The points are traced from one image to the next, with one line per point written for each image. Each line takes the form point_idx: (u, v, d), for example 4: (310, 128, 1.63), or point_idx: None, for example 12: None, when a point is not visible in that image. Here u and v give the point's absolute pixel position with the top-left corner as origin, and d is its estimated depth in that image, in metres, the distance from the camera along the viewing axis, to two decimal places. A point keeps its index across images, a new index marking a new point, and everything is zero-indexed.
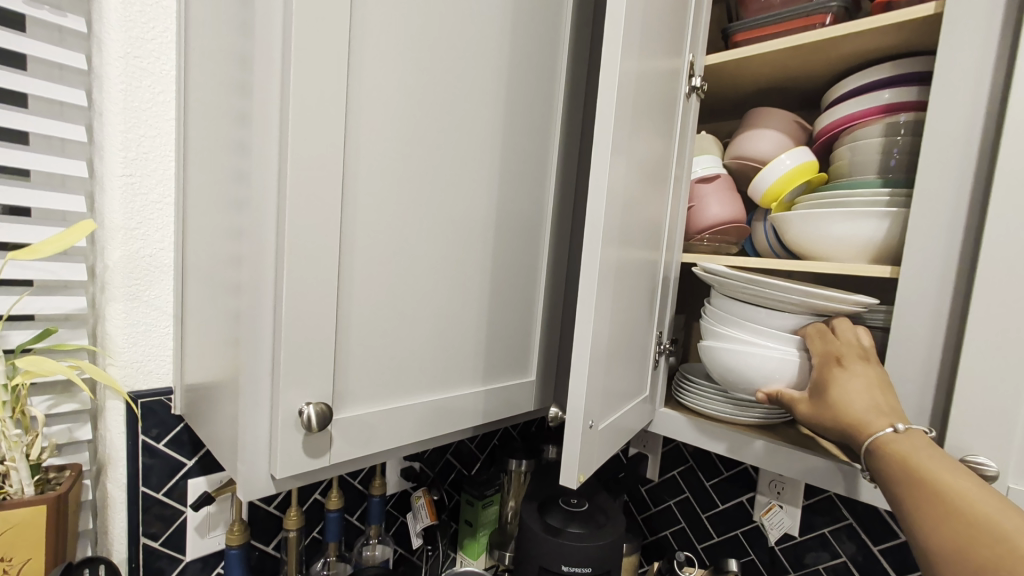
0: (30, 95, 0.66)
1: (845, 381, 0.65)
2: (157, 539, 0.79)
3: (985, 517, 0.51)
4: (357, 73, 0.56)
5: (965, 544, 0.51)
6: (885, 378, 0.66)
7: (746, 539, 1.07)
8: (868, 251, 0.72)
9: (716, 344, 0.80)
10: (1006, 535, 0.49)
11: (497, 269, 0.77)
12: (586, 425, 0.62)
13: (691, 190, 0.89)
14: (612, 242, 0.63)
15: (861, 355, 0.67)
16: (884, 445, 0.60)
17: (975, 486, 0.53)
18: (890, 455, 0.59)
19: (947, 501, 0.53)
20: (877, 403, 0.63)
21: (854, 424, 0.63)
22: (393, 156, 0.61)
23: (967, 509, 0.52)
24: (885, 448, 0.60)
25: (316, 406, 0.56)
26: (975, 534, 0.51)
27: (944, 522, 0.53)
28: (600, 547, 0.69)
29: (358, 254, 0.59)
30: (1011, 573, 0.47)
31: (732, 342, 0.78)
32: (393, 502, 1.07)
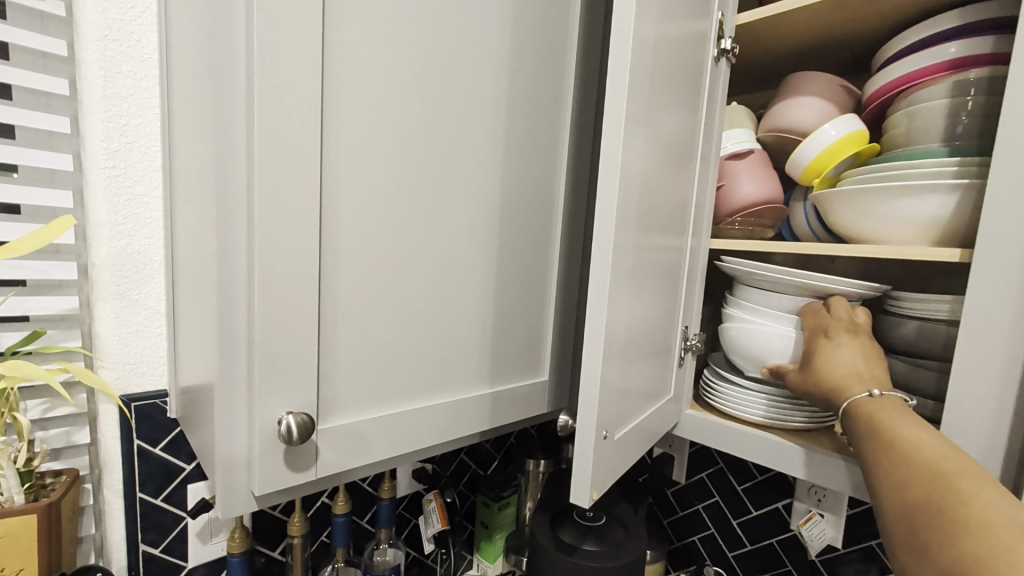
0: (13, 86, 0.63)
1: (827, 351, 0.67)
2: (158, 545, 0.77)
3: (940, 469, 0.47)
4: (335, 42, 0.49)
5: (904, 482, 0.50)
6: (874, 352, 0.67)
7: (782, 549, 0.99)
8: (928, 233, 0.63)
9: (726, 325, 0.84)
10: (939, 469, 0.47)
11: (503, 261, 0.70)
12: (600, 437, 0.55)
13: (720, 168, 0.80)
14: (627, 229, 0.55)
15: (850, 328, 0.68)
16: (860, 408, 0.60)
17: (927, 435, 0.51)
18: (864, 419, 0.59)
19: (896, 449, 0.53)
20: (862, 373, 0.64)
21: (832, 391, 0.65)
22: (381, 138, 0.54)
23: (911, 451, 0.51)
24: (859, 412, 0.60)
25: (297, 415, 0.51)
26: (913, 472, 0.49)
27: (891, 467, 0.52)
28: (617, 567, 0.63)
29: (343, 247, 0.53)
30: (934, 501, 0.46)
31: (739, 323, 0.81)
32: (405, 504, 1.03)
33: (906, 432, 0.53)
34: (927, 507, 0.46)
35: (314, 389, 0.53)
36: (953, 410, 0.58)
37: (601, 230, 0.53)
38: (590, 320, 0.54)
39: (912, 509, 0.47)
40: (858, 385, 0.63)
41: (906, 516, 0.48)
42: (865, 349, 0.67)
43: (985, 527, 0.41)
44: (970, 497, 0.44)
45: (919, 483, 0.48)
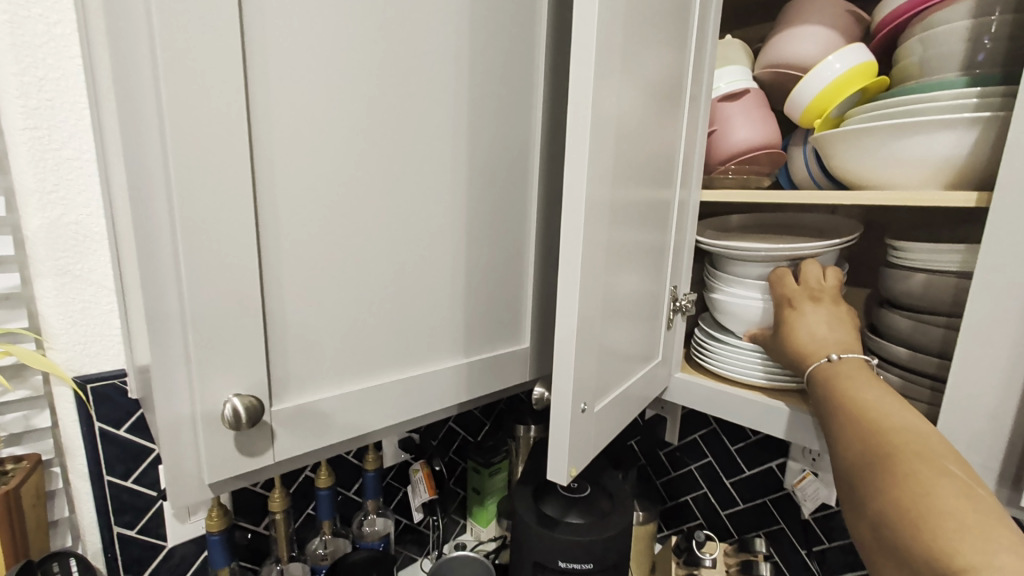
0: None
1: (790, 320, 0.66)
2: (133, 527, 0.74)
3: (883, 428, 0.47)
4: None
5: (848, 440, 0.50)
6: (840, 315, 0.65)
7: (775, 508, 0.98)
8: (941, 175, 0.57)
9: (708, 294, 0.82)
10: (881, 428, 0.48)
11: (473, 221, 0.64)
12: (578, 409, 0.52)
13: (713, 111, 0.73)
14: (603, 182, 0.49)
15: (812, 294, 0.66)
16: (818, 371, 0.59)
17: (879, 396, 0.51)
18: (820, 379, 0.59)
19: (847, 406, 0.53)
20: (827, 339, 0.62)
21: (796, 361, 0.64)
22: (319, 85, 0.48)
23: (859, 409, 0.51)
24: (818, 376, 0.59)
25: (244, 398, 0.47)
26: (858, 430, 0.50)
27: (839, 424, 0.52)
28: (603, 540, 0.60)
29: (283, 211, 0.48)
30: (870, 457, 0.46)
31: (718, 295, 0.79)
32: (393, 475, 1.01)
33: (855, 392, 0.54)
34: (865, 463, 0.47)
35: (264, 368, 0.49)
36: (959, 368, 0.54)
37: (572, 183, 0.47)
38: (563, 285, 0.49)
39: (851, 466, 0.48)
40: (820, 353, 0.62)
41: (847, 473, 0.48)
42: (830, 314, 0.65)
43: (921, 487, 0.41)
44: (905, 454, 0.44)
45: (859, 439, 0.48)
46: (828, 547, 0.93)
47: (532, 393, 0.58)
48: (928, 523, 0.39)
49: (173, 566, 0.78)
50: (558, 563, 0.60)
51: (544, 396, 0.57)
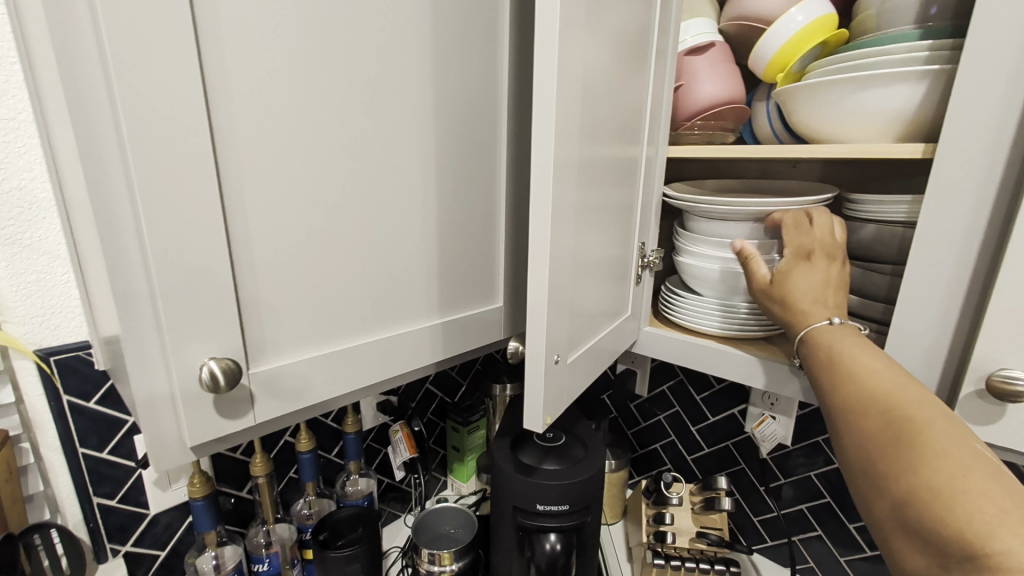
0: None
1: (802, 274, 0.64)
2: (113, 497, 0.75)
3: (894, 400, 0.47)
4: None
5: (855, 411, 0.50)
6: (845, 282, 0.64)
7: (737, 450, 1.05)
8: (892, 128, 0.59)
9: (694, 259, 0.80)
10: (890, 397, 0.48)
11: (442, 181, 0.64)
12: (551, 361, 0.54)
13: (679, 65, 0.73)
14: (570, 138, 0.50)
15: (830, 252, 0.64)
16: (816, 333, 0.59)
17: (882, 366, 0.51)
18: (816, 348, 0.58)
19: (847, 376, 0.53)
20: (824, 296, 0.62)
21: (793, 313, 0.62)
22: (274, 38, 0.46)
23: (863, 381, 0.51)
24: (815, 340, 0.59)
25: (220, 361, 0.47)
26: (861, 400, 0.50)
27: (843, 396, 0.52)
28: (577, 484, 0.64)
29: (245, 172, 0.46)
30: (886, 430, 0.46)
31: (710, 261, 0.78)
32: (373, 436, 1.03)
33: (857, 361, 0.53)
34: (882, 440, 0.46)
35: (236, 332, 0.49)
36: (902, 310, 0.58)
37: (540, 137, 0.47)
38: (533, 241, 0.50)
39: (865, 443, 0.47)
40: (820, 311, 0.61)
41: (861, 450, 0.47)
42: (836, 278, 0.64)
43: (948, 463, 0.40)
44: (923, 428, 0.44)
45: (873, 415, 0.48)
46: (784, 483, 1.00)
47: (506, 348, 0.60)
48: (955, 499, 0.39)
49: (157, 532, 0.79)
50: (535, 507, 0.64)
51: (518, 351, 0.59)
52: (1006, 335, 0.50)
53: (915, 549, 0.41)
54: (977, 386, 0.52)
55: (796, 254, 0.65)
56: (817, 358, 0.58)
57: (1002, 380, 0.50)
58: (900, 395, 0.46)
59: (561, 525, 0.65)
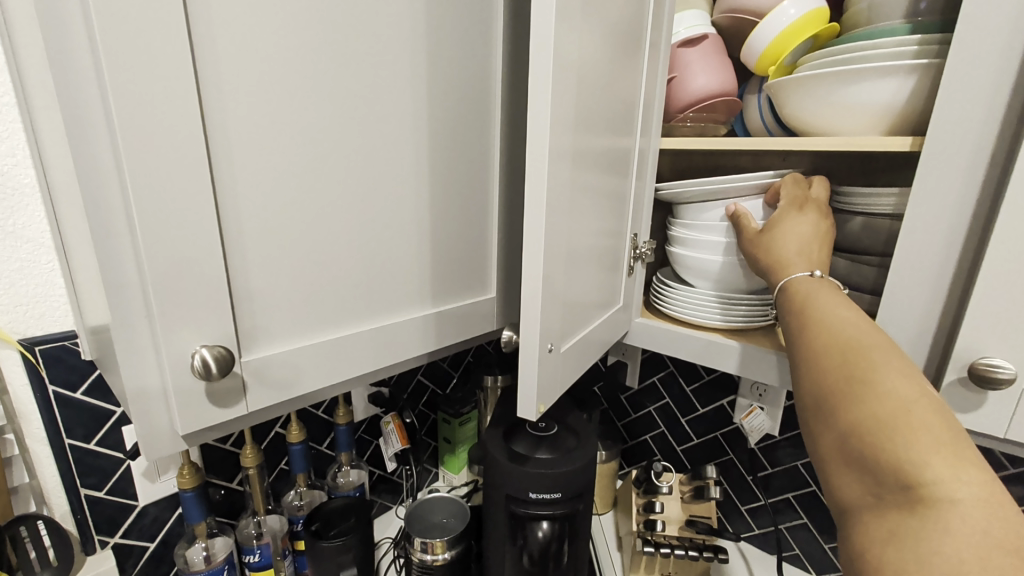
0: None
1: (790, 219, 0.67)
2: (101, 489, 0.74)
3: (854, 344, 0.48)
4: None
5: (817, 353, 0.51)
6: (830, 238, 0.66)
7: (726, 441, 1.06)
8: (881, 122, 0.60)
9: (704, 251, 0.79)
10: (851, 341, 0.49)
11: (436, 171, 0.64)
12: (545, 349, 0.54)
13: (673, 57, 0.74)
14: (565, 128, 0.50)
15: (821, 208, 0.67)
16: (795, 282, 0.60)
17: (846, 312, 0.52)
18: (790, 295, 0.59)
19: (814, 321, 0.54)
20: (810, 248, 0.64)
21: (777, 255, 0.65)
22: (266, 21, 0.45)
23: (828, 325, 0.52)
24: (790, 290, 0.60)
25: (213, 349, 0.47)
26: (823, 343, 0.51)
27: (807, 337, 0.53)
28: (569, 472, 0.64)
29: (238, 158, 0.46)
30: (843, 371, 0.47)
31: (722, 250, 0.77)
32: (365, 428, 1.03)
33: (823, 307, 0.54)
34: (836, 381, 0.47)
35: (229, 320, 0.48)
36: (888, 301, 0.59)
37: (535, 126, 0.47)
38: (529, 230, 0.50)
39: (820, 383, 0.49)
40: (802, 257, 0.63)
41: (817, 388, 0.49)
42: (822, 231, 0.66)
43: (898, 406, 0.42)
44: (876, 372, 0.45)
45: (832, 356, 0.49)
46: (771, 472, 1.02)
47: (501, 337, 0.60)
48: (899, 438, 0.40)
49: (147, 523, 0.78)
50: (528, 496, 0.65)
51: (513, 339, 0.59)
52: (989, 325, 0.51)
53: (856, 480, 0.43)
54: (960, 374, 0.53)
55: (794, 204, 0.68)
56: (788, 303, 0.59)
57: (985, 368, 0.51)
58: (860, 338, 0.47)
59: (554, 513, 0.65)
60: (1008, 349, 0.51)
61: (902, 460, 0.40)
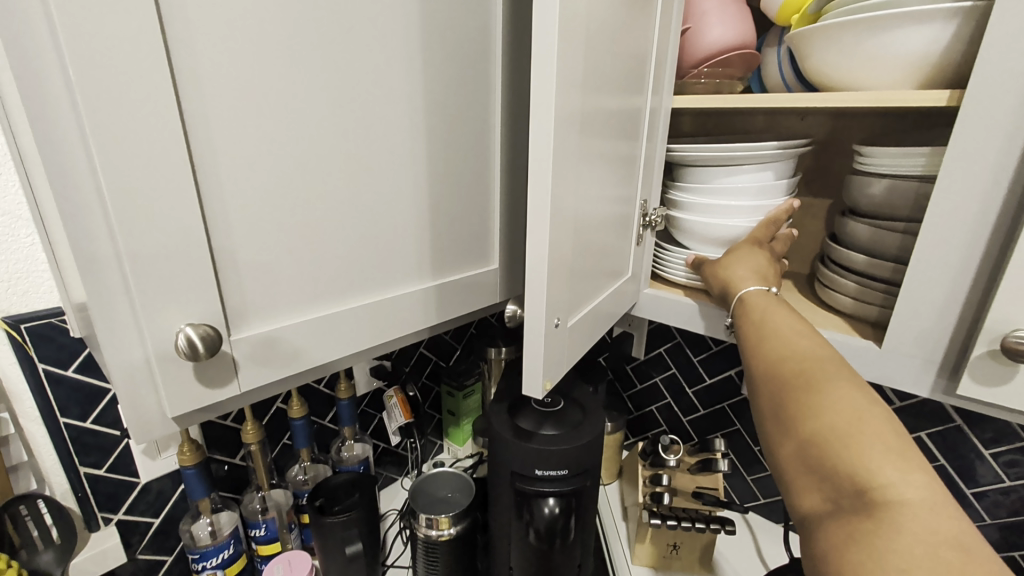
0: None
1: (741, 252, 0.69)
2: (101, 467, 0.73)
3: (800, 355, 0.49)
4: None
5: (770, 364, 0.51)
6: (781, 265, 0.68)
7: (733, 412, 1.05)
8: (914, 75, 0.55)
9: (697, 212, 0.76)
10: (800, 352, 0.49)
11: (433, 135, 0.60)
12: (551, 325, 0.51)
13: (687, 7, 0.68)
14: (574, 84, 0.46)
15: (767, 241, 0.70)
16: (749, 294, 0.61)
17: (794, 325, 0.53)
18: (749, 310, 0.59)
19: (766, 336, 0.54)
20: (763, 270, 0.65)
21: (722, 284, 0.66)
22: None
23: (778, 338, 0.52)
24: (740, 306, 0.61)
25: (198, 328, 0.44)
26: (776, 355, 0.51)
27: (759, 351, 0.53)
28: (576, 449, 0.63)
29: (214, 122, 0.42)
30: (795, 378, 0.47)
31: (715, 210, 0.74)
32: (368, 402, 1.02)
33: (773, 322, 0.55)
34: (792, 392, 0.47)
35: (214, 296, 0.45)
36: (914, 270, 0.56)
37: (539, 82, 0.43)
38: (533, 197, 0.46)
39: (774, 393, 0.48)
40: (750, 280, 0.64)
41: (771, 400, 0.48)
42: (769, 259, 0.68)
43: (850, 409, 0.42)
44: (824, 380, 0.45)
45: (789, 368, 0.48)
46: None
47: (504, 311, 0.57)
48: (854, 447, 0.40)
49: (150, 500, 0.78)
50: (535, 473, 0.63)
51: (517, 314, 0.56)
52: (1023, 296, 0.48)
53: (813, 489, 0.42)
54: (990, 346, 0.51)
55: (754, 244, 0.70)
56: (746, 316, 0.59)
57: (1018, 342, 0.48)
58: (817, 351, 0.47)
59: (561, 489, 0.64)
60: None
61: (857, 468, 0.39)
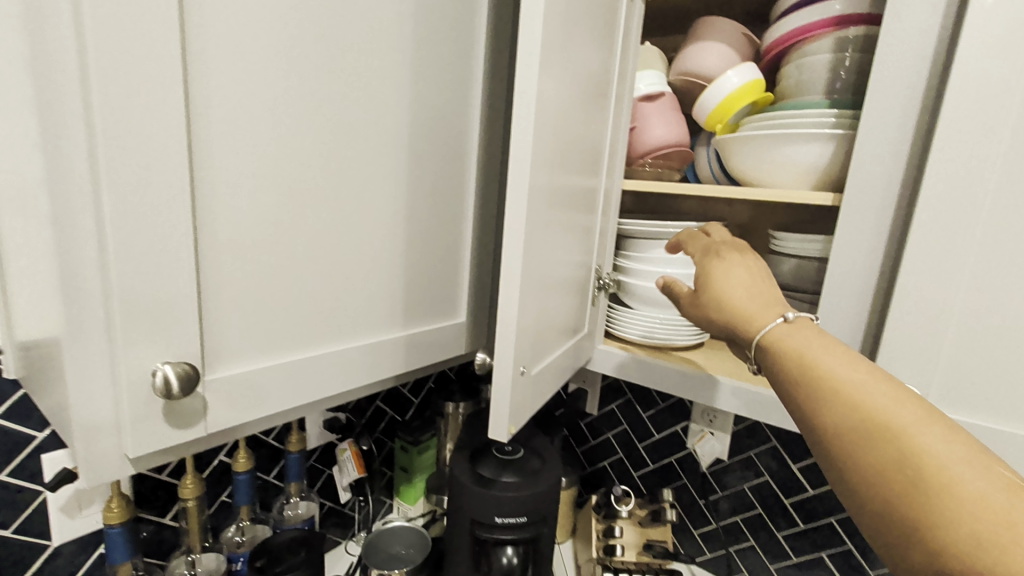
0: None
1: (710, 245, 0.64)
2: (9, 526, 0.66)
3: (802, 355, 0.45)
4: None
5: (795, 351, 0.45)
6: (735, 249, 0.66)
7: (679, 466, 1.13)
8: (809, 177, 0.69)
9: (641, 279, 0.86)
10: (798, 344, 0.46)
11: (413, 198, 0.66)
12: (518, 372, 0.56)
13: (635, 109, 0.81)
14: (544, 163, 0.54)
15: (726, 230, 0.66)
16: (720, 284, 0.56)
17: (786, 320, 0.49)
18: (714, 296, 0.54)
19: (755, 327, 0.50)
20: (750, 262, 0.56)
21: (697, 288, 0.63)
22: (284, 54, 0.49)
23: (772, 330, 0.48)
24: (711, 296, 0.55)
25: (176, 366, 0.45)
26: (785, 350, 0.46)
27: (772, 345, 0.48)
28: (534, 495, 0.66)
29: (213, 176, 0.46)
30: (812, 363, 0.44)
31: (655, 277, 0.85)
32: (317, 456, 0.99)
33: (758, 315, 0.50)
34: (809, 384, 0.43)
35: (194, 337, 0.47)
36: None
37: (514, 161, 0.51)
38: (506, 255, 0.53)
39: (794, 373, 0.45)
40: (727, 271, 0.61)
41: (786, 384, 0.45)
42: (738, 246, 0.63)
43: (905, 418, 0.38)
44: (826, 369, 0.43)
45: (793, 361, 0.45)
46: (721, 495, 1.09)
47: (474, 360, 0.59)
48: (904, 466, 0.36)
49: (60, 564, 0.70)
50: (494, 520, 0.65)
51: (487, 362, 0.59)
52: (899, 359, 0.58)
53: (871, 493, 0.38)
54: None
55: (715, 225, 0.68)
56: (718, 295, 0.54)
57: None
58: (814, 345, 0.45)
59: (519, 536, 0.66)
60: (915, 378, 0.58)
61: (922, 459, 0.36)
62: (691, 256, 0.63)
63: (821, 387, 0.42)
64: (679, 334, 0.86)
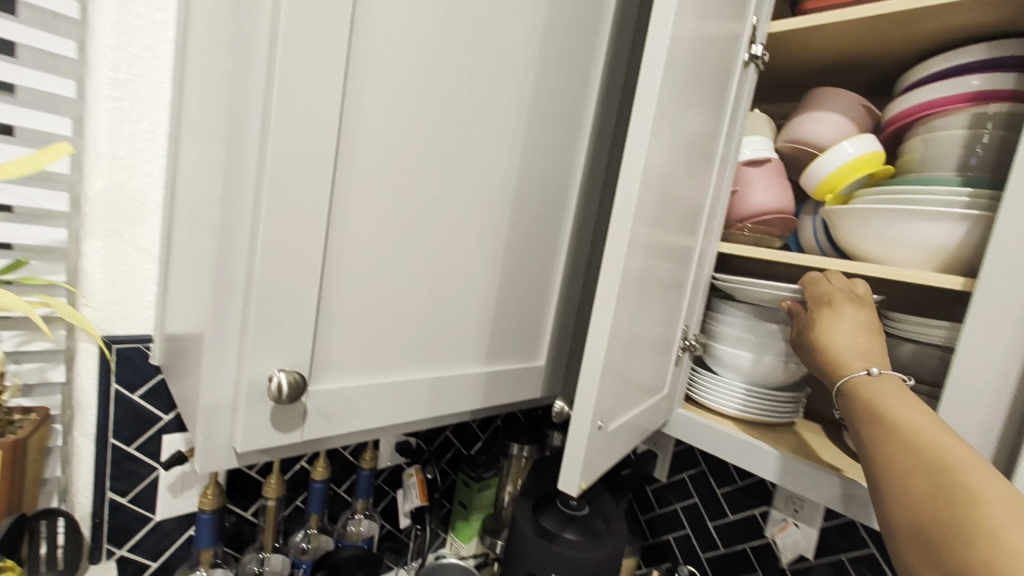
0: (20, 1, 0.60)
1: (833, 321, 0.64)
2: (125, 495, 0.74)
3: (939, 454, 0.44)
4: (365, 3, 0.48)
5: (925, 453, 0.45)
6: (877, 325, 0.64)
7: (755, 555, 1.02)
8: (934, 259, 0.64)
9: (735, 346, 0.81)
10: (936, 443, 0.45)
11: (510, 243, 0.69)
12: (596, 426, 0.56)
13: (736, 173, 0.81)
14: (644, 221, 0.55)
15: (854, 299, 0.66)
16: (857, 383, 0.56)
17: (923, 418, 0.48)
18: (857, 394, 0.55)
19: (894, 425, 0.49)
20: (862, 343, 0.61)
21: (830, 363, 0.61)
22: (419, 108, 0.55)
23: (907, 424, 0.48)
24: (849, 390, 0.57)
25: (290, 373, 0.50)
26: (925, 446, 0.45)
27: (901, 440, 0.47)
28: (596, 558, 0.63)
29: (347, 210, 0.52)
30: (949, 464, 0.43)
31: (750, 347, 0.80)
32: (385, 477, 1.02)
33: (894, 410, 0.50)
34: (930, 482, 0.43)
35: (308, 350, 0.52)
36: None
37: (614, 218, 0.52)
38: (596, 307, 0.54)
39: (913, 472, 0.44)
40: (857, 358, 0.59)
41: (898, 483, 0.45)
42: (867, 323, 0.64)
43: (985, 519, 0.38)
44: (966, 477, 0.41)
45: (918, 458, 0.45)
46: None
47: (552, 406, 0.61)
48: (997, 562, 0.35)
49: (157, 539, 0.77)
50: None
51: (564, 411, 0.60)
52: None
53: None
54: None
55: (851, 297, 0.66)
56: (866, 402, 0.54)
57: None
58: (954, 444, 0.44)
59: None
60: None
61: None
62: (831, 339, 0.63)
63: (943, 498, 0.41)
64: (768, 406, 0.81)
